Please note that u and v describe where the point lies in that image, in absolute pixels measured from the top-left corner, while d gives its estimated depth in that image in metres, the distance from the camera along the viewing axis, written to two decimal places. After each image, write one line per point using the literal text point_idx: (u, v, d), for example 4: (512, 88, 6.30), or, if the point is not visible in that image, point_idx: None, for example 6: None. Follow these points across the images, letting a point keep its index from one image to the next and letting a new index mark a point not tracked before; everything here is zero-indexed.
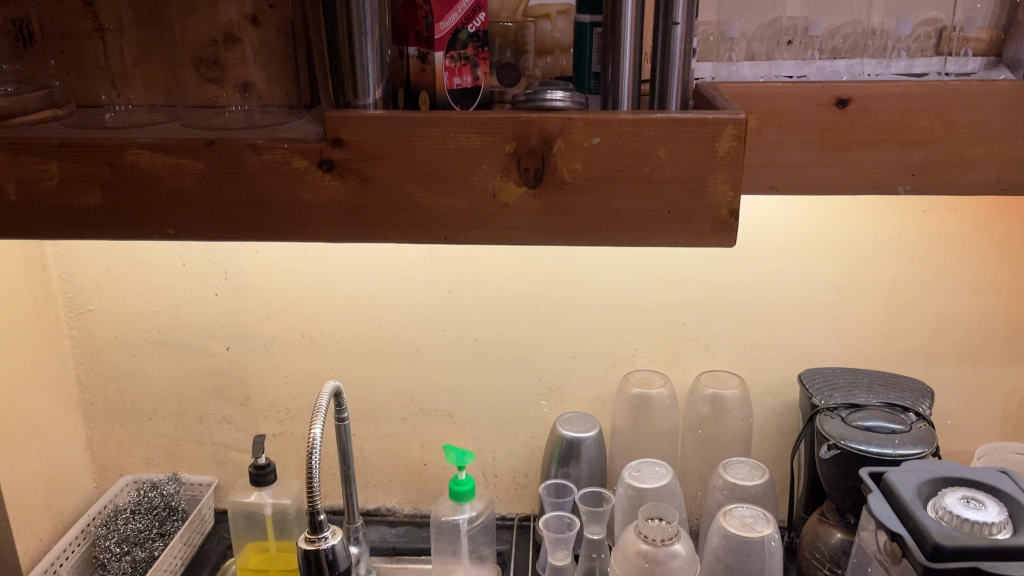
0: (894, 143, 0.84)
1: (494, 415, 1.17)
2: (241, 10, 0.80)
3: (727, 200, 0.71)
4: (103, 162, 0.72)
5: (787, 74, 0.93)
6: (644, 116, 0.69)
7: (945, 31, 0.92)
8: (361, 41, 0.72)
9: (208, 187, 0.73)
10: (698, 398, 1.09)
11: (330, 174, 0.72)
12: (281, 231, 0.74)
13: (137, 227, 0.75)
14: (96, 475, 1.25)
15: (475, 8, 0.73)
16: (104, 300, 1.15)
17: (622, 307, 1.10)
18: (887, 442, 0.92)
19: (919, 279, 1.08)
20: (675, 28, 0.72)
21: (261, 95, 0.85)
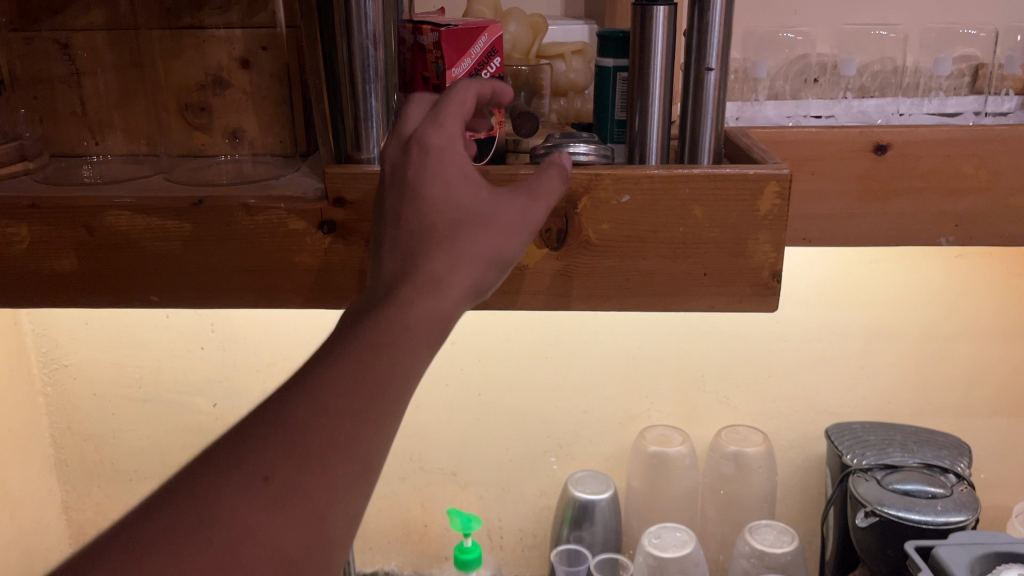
0: (937, 192, 0.79)
1: (500, 473, 1.10)
2: (231, 51, 0.75)
3: (769, 262, 0.65)
4: (79, 225, 0.65)
5: (815, 114, 0.86)
6: (679, 172, 0.62)
7: (981, 69, 0.86)
8: (366, 90, 0.66)
9: (196, 251, 0.66)
10: (719, 456, 1.02)
11: (332, 236, 0.65)
12: (277, 298, 0.67)
13: (116, 295, 0.67)
14: (73, 539, 1.17)
15: (489, 52, 0.65)
16: (80, 355, 1.07)
17: (637, 360, 1.03)
18: (929, 509, 0.86)
19: (950, 328, 1.02)
20: (708, 73, 0.66)
21: (252, 143, 0.78)
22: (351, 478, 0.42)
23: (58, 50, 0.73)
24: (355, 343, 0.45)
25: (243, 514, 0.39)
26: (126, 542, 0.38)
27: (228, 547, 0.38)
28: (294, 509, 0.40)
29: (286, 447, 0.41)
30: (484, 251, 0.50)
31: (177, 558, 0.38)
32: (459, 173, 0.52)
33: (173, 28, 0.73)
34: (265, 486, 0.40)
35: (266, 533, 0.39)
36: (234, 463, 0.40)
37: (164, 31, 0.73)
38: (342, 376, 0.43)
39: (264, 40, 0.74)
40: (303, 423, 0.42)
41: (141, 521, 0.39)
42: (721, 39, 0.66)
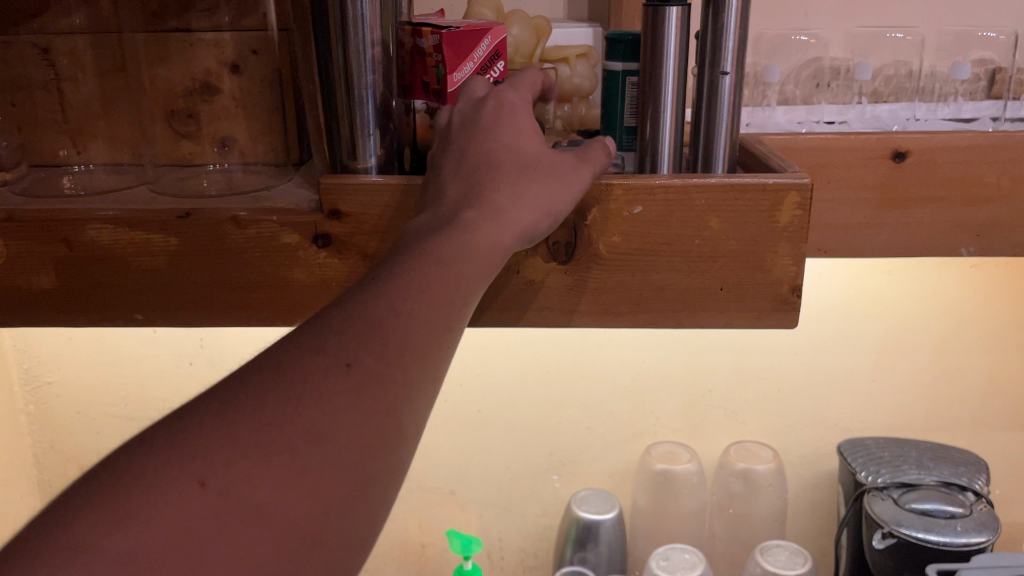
0: (957, 202, 0.75)
1: (500, 492, 1.06)
2: (218, 56, 0.71)
3: (788, 276, 0.61)
4: (58, 239, 0.61)
5: (828, 119, 0.83)
6: (693, 182, 0.59)
7: (998, 74, 0.82)
8: (364, 96, 0.62)
9: (183, 267, 0.62)
10: (728, 473, 0.99)
11: (326, 250, 0.61)
12: (269, 315, 0.64)
13: (98, 313, 0.64)
14: None
15: (492, 56, 0.62)
16: (63, 371, 1.03)
17: (642, 375, 1.00)
18: (948, 529, 0.83)
19: (965, 341, 0.99)
20: (723, 77, 0.63)
21: (243, 152, 0.74)
22: (426, 375, 0.42)
23: (39, 55, 0.69)
24: (428, 251, 0.46)
25: (327, 396, 0.38)
26: (210, 418, 0.37)
27: (314, 425, 0.37)
28: (377, 396, 0.39)
29: (368, 335, 0.40)
30: (546, 196, 0.53)
31: (267, 433, 0.36)
32: (524, 127, 0.55)
33: (159, 30, 0.70)
34: (349, 370, 0.39)
35: (348, 420, 0.38)
36: (318, 349, 0.39)
37: (149, 34, 0.70)
38: (418, 280, 0.44)
39: (255, 44, 0.71)
40: (383, 318, 0.41)
41: (225, 398, 0.38)
42: (737, 43, 0.62)
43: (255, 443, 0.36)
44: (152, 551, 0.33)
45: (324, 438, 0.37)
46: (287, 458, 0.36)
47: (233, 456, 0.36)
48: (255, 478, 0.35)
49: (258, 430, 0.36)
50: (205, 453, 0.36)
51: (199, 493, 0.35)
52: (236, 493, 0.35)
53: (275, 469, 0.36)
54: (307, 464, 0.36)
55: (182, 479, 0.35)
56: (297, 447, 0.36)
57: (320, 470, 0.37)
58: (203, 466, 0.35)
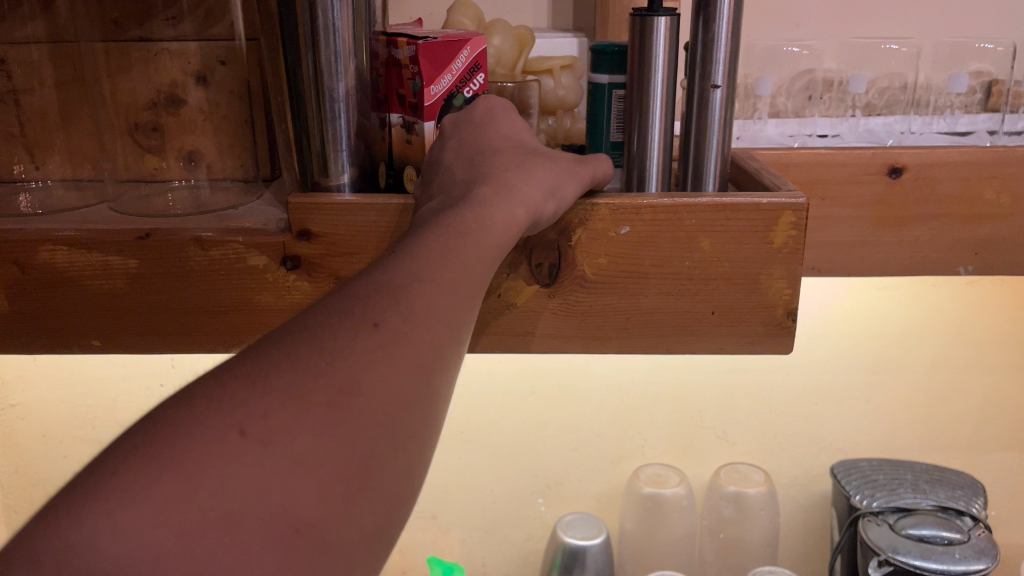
0: (956, 219, 0.73)
1: (484, 516, 1.03)
2: (184, 66, 0.68)
3: (784, 300, 0.58)
4: (10, 261, 0.58)
5: (821, 133, 0.81)
6: (683, 201, 0.56)
7: (995, 86, 0.81)
8: (335, 110, 0.59)
9: (144, 290, 0.59)
10: (719, 497, 0.96)
11: (296, 272, 0.58)
12: (235, 340, 0.60)
13: (53, 338, 0.60)
14: None
15: (473, 68, 0.59)
16: (28, 393, 0.99)
17: (630, 395, 0.97)
18: (946, 557, 0.81)
19: (960, 359, 0.97)
20: (714, 91, 0.60)
21: (211, 167, 0.71)
22: (456, 338, 0.37)
23: None
24: (453, 221, 0.42)
25: (361, 350, 0.33)
26: (239, 375, 0.32)
27: (350, 380, 0.32)
28: (412, 353, 0.35)
29: (396, 292, 0.36)
30: (552, 176, 0.51)
31: (301, 383, 0.32)
32: (515, 130, 0.55)
33: (120, 39, 0.66)
34: (377, 331, 0.34)
35: (383, 377, 0.33)
36: (343, 312, 0.35)
37: (109, 43, 0.67)
38: (444, 243, 0.40)
39: (223, 54, 0.67)
40: (412, 279, 0.37)
41: (258, 354, 0.33)
42: (729, 55, 0.59)
43: (293, 392, 0.31)
44: (186, 505, 0.28)
45: (360, 392, 0.32)
46: (325, 409, 0.31)
47: (272, 404, 0.31)
48: (294, 429, 0.30)
49: (295, 380, 0.32)
50: (241, 403, 0.31)
51: (240, 443, 0.30)
52: (275, 444, 0.30)
53: (314, 420, 0.31)
54: (347, 416, 0.32)
55: (220, 428, 0.30)
56: (334, 399, 0.32)
57: (359, 425, 0.32)
58: (240, 412, 0.30)
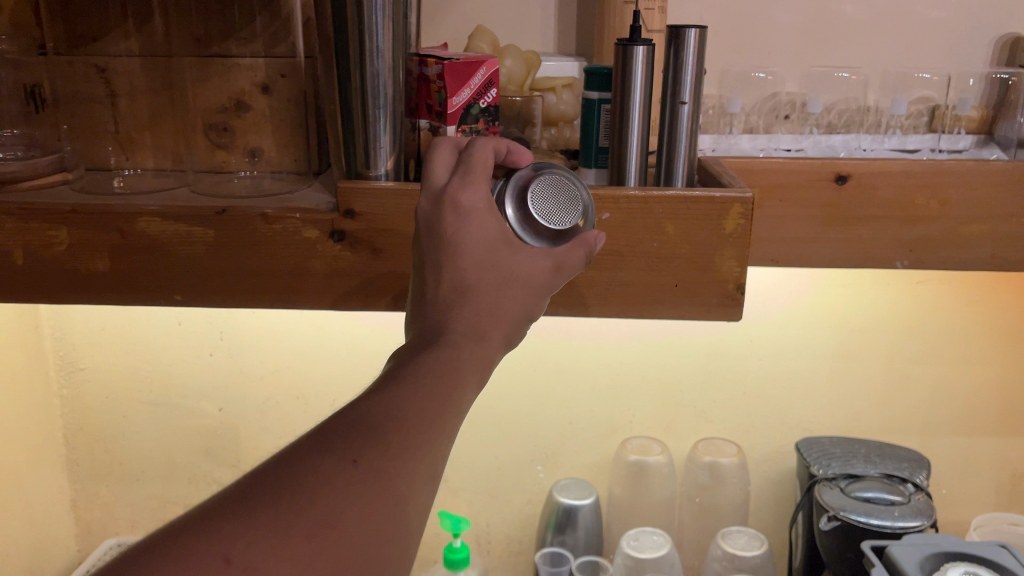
0: (893, 221, 0.86)
1: (489, 481, 1.16)
2: (253, 78, 0.82)
3: (735, 275, 0.72)
4: (114, 229, 0.72)
5: (786, 147, 0.93)
6: (653, 193, 0.69)
7: (938, 109, 0.94)
8: (376, 114, 0.73)
9: (219, 254, 0.73)
10: (696, 465, 1.09)
11: (341, 244, 0.72)
12: (290, 298, 0.74)
13: (143, 293, 0.74)
14: (79, 536, 1.23)
15: (487, 83, 0.73)
16: (95, 359, 1.13)
17: (620, 375, 1.10)
18: (887, 514, 0.93)
19: (914, 350, 1.09)
20: (682, 107, 0.74)
21: (270, 161, 0.85)
22: (424, 474, 0.48)
23: (96, 73, 0.81)
24: (424, 368, 0.51)
25: (338, 489, 0.44)
26: (233, 510, 0.42)
27: (328, 515, 0.43)
28: (383, 488, 0.45)
29: (375, 435, 0.47)
30: (521, 313, 0.57)
31: (285, 519, 0.42)
32: (485, 239, 0.56)
33: (203, 55, 0.81)
34: (354, 467, 0.45)
35: (357, 511, 0.44)
36: (328, 449, 0.45)
37: (194, 58, 0.81)
38: (417, 392, 0.50)
39: (284, 69, 0.82)
40: (386, 423, 0.48)
41: (256, 483, 0.44)
42: (694, 77, 0.73)
43: (276, 526, 0.42)
44: None
45: (337, 526, 0.43)
46: (306, 541, 0.42)
47: (259, 533, 0.41)
48: (277, 555, 0.41)
49: (280, 513, 0.42)
50: (234, 533, 0.41)
51: (224, 568, 0.40)
52: (261, 566, 0.40)
53: (296, 551, 0.41)
54: (323, 546, 0.42)
55: (211, 555, 0.40)
56: (313, 532, 0.42)
57: (332, 552, 0.42)
58: (228, 543, 0.40)
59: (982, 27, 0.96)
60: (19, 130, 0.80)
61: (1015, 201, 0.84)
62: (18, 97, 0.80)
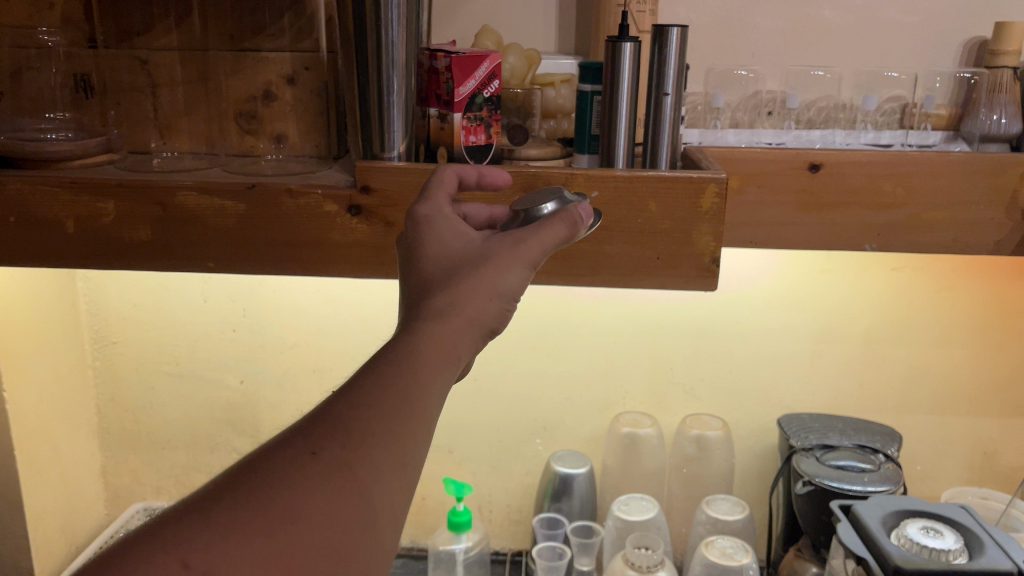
0: (862, 207, 0.94)
1: (491, 453, 1.24)
2: (280, 70, 0.91)
3: (710, 249, 0.80)
4: (155, 201, 0.81)
5: (767, 141, 1.01)
6: (636, 174, 0.78)
7: (908, 107, 1.02)
8: (389, 103, 0.82)
9: (247, 225, 0.81)
10: (684, 438, 1.17)
11: (357, 217, 0.81)
12: (311, 266, 0.83)
13: (180, 260, 0.83)
14: (107, 501, 1.32)
15: (490, 76, 0.81)
16: (127, 333, 1.22)
17: (613, 353, 1.18)
18: (857, 479, 1.00)
19: (889, 332, 1.17)
20: (665, 98, 0.82)
21: (294, 146, 0.94)
22: (392, 460, 0.49)
23: (139, 65, 0.91)
24: (389, 357, 0.53)
25: (297, 482, 0.46)
26: (196, 517, 0.44)
27: (289, 510, 0.45)
28: (344, 477, 0.47)
29: (335, 426, 0.49)
30: (484, 288, 0.57)
31: (244, 518, 0.44)
32: (445, 239, 0.61)
33: (236, 48, 0.90)
34: (314, 458, 0.47)
35: (319, 503, 0.46)
36: (288, 444, 0.48)
37: (228, 51, 0.90)
38: (382, 381, 0.51)
39: (307, 62, 0.91)
40: (348, 413, 0.49)
41: (222, 486, 0.46)
42: (676, 71, 0.82)
43: (234, 526, 0.44)
44: None
45: (299, 519, 0.45)
46: (265, 538, 0.44)
47: (216, 534, 0.43)
48: (235, 555, 0.43)
49: (239, 512, 0.44)
50: (190, 539, 0.43)
51: (182, 572, 0.42)
52: (219, 565, 0.43)
53: (255, 548, 0.43)
54: (284, 539, 0.44)
55: (169, 559, 0.42)
56: (275, 528, 0.44)
57: (293, 546, 0.44)
58: (186, 548, 0.43)
59: (951, 31, 1.04)
60: (68, 115, 0.88)
61: (973, 189, 0.92)
62: (67, 85, 0.88)
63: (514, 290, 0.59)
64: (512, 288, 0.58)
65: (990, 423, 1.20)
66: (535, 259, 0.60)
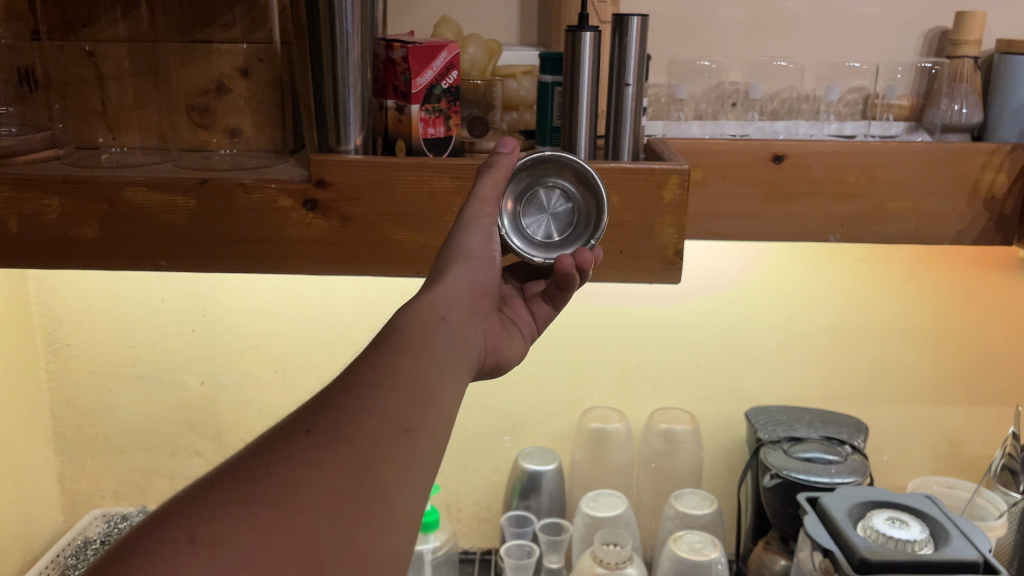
0: (828, 197, 0.93)
1: (458, 451, 1.22)
2: (232, 62, 0.88)
3: (673, 241, 0.79)
4: (103, 198, 0.78)
5: (731, 132, 1.01)
6: (599, 165, 0.76)
7: (870, 98, 1.02)
8: (345, 94, 0.80)
9: (200, 222, 0.79)
10: (652, 433, 1.17)
11: (314, 212, 0.79)
12: (267, 263, 0.80)
13: (130, 258, 0.80)
14: (65, 508, 1.28)
15: (448, 66, 0.80)
16: (82, 334, 1.19)
17: (580, 349, 1.17)
18: (824, 471, 1.00)
19: (855, 324, 1.17)
20: (626, 88, 0.81)
21: (248, 141, 0.91)
22: (391, 429, 0.48)
23: (86, 58, 0.87)
24: (385, 341, 0.53)
25: (295, 454, 0.45)
26: (191, 504, 0.43)
27: (290, 482, 0.44)
28: (343, 447, 0.46)
29: (327, 405, 0.48)
30: (448, 252, 0.63)
31: (246, 494, 0.43)
32: None
33: (186, 41, 0.88)
34: (309, 435, 0.46)
35: (321, 473, 0.44)
36: (282, 429, 0.47)
37: (178, 43, 0.88)
38: (371, 365, 0.51)
39: (260, 54, 0.88)
40: (339, 392, 0.49)
41: (214, 478, 0.44)
42: (637, 61, 0.81)
43: (236, 503, 0.42)
44: None
45: (301, 490, 0.43)
46: (269, 509, 0.42)
47: (216, 513, 0.42)
48: (240, 529, 0.41)
49: (241, 489, 0.43)
50: (191, 520, 0.42)
51: (189, 546, 0.41)
52: (224, 537, 0.41)
53: (258, 518, 0.42)
54: (289, 509, 0.43)
55: (172, 541, 0.41)
56: (277, 499, 0.43)
57: (299, 514, 0.43)
58: (189, 528, 0.41)
59: (912, 22, 1.04)
60: (12, 109, 0.86)
61: (935, 179, 0.92)
62: (10, 79, 0.85)
63: (479, 246, 0.64)
64: (475, 243, 0.63)
65: (955, 412, 1.21)
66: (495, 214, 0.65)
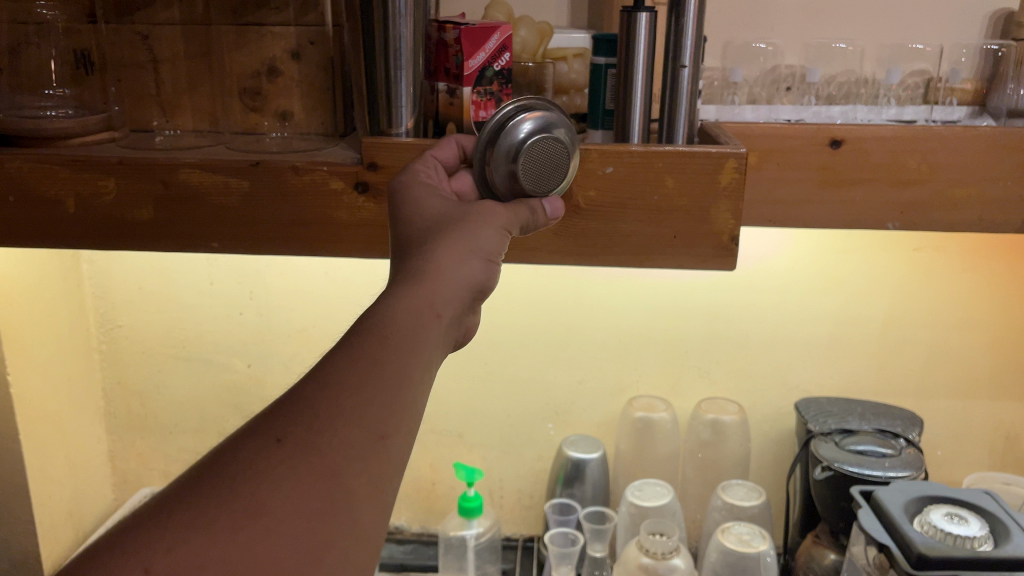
0: (887, 182, 0.91)
1: (502, 437, 1.22)
2: (286, 45, 0.88)
3: (729, 227, 0.77)
4: (157, 179, 0.78)
5: (786, 117, 0.96)
6: (654, 149, 0.75)
7: (932, 82, 0.99)
8: (397, 76, 0.79)
9: (251, 204, 0.79)
10: (698, 423, 1.15)
11: (365, 195, 0.78)
12: (317, 246, 0.81)
13: (183, 240, 0.81)
14: (116, 486, 1.30)
15: (500, 48, 0.78)
16: (133, 316, 1.21)
17: (626, 336, 1.16)
18: (878, 464, 0.97)
19: (910, 315, 1.14)
20: (683, 70, 0.79)
21: (299, 124, 0.91)
22: (367, 437, 0.48)
23: (139, 41, 0.89)
24: (387, 330, 0.52)
25: (262, 470, 0.45)
26: (154, 529, 0.43)
27: (253, 504, 0.44)
28: (311, 462, 0.46)
29: (301, 411, 0.48)
30: (456, 243, 0.59)
31: (207, 517, 0.44)
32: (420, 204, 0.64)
33: (239, 23, 0.88)
34: (278, 445, 0.46)
35: (286, 493, 0.45)
36: (254, 432, 0.47)
37: (231, 27, 0.88)
38: (363, 357, 0.50)
39: (313, 36, 0.88)
40: (318, 391, 0.49)
41: (181, 489, 0.45)
42: (694, 42, 0.79)
43: (198, 524, 0.43)
44: None
45: (264, 513, 0.44)
46: (229, 536, 0.43)
47: (178, 536, 0.43)
48: (199, 554, 0.42)
49: (203, 511, 0.44)
50: (150, 543, 0.43)
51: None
52: (180, 567, 0.42)
53: (217, 547, 0.43)
54: (250, 534, 0.43)
55: (130, 566, 0.42)
56: (237, 524, 0.43)
57: (258, 540, 0.43)
58: (145, 555, 0.42)
59: (976, 3, 1.01)
60: (71, 92, 0.87)
61: (1000, 165, 0.89)
62: (69, 61, 0.87)
63: (496, 251, 0.61)
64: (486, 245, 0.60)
65: (1014, 407, 1.17)
66: (509, 226, 0.63)
